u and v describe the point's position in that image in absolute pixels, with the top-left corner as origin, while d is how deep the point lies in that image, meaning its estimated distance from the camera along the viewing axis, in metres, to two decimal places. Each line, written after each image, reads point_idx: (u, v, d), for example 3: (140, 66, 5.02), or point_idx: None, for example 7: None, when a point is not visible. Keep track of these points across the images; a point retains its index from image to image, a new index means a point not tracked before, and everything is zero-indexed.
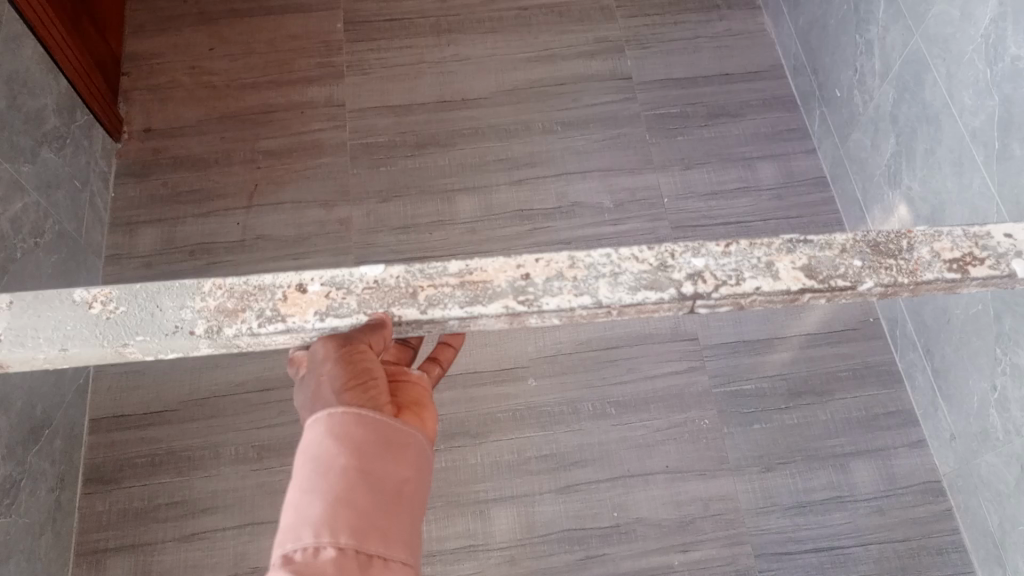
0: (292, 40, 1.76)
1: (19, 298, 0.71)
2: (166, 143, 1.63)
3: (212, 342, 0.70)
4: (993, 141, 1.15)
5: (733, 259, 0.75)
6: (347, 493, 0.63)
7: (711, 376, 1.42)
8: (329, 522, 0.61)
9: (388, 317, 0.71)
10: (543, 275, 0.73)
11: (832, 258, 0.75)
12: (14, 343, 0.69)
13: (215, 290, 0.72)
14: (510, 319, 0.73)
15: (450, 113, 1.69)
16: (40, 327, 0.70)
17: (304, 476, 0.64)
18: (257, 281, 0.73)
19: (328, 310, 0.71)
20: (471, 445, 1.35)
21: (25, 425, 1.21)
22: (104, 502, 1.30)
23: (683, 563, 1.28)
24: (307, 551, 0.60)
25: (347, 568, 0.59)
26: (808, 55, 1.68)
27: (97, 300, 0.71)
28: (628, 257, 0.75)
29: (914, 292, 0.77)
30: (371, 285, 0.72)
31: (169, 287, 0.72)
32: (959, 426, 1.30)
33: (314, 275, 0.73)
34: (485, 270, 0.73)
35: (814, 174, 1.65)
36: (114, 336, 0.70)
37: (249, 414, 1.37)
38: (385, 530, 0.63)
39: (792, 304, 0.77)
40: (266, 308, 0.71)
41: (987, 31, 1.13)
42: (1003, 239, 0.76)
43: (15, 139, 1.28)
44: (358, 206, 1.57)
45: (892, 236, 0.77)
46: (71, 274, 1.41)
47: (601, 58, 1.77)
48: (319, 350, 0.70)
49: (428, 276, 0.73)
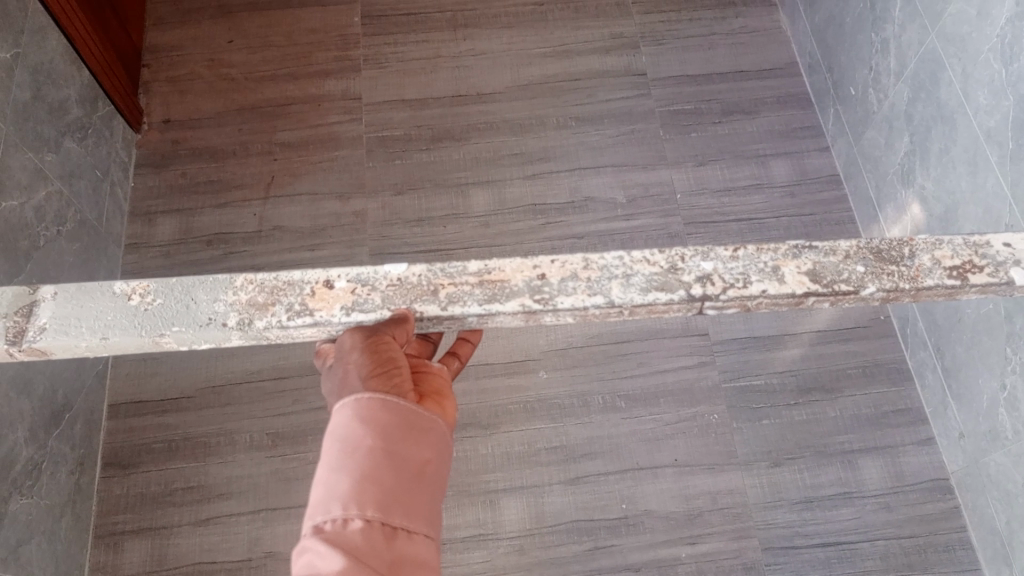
0: (310, 34, 1.78)
1: (63, 288, 0.74)
2: (185, 135, 1.65)
3: (244, 334, 0.72)
4: (1007, 141, 1.15)
5: (741, 264, 0.76)
6: (373, 470, 0.65)
7: (722, 371, 1.43)
8: (357, 496, 0.63)
9: (411, 312, 0.73)
10: (558, 276, 0.75)
11: (837, 264, 0.76)
12: (58, 331, 0.71)
13: (247, 284, 0.74)
14: (526, 316, 0.75)
15: (465, 108, 1.70)
16: (82, 317, 0.72)
17: (331, 454, 0.66)
18: (286, 277, 0.74)
19: (354, 306, 0.73)
20: (482, 436, 1.37)
21: (47, 409, 1.24)
22: (123, 486, 1.33)
23: (691, 556, 1.29)
24: (336, 522, 0.62)
25: (374, 540, 0.62)
26: (823, 53, 1.68)
27: (135, 292, 0.74)
28: (639, 259, 0.76)
29: (915, 298, 0.78)
30: (394, 283, 0.74)
31: (203, 280, 0.74)
32: (968, 425, 1.30)
33: (341, 271, 0.75)
34: (503, 270, 0.75)
35: (827, 172, 1.65)
36: (151, 326, 0.72)
37: (264, 403, 1.39)
38: (409, 506, 0.65)
39: (797, 307, 0.78)
40: (294, 302, 0.73)
41: (1003, 31, 1.13)
42: (1002, 248, 0.77)
43: (39, 129, 1.30)
44: (373, 199, 1.59)
45: (894, 243, 0.77)
46: (92, 261, 1.44)
47: (617, 53, 1.78)
48: (345, 341, 0.72)
49: (448, 275, 0.75)
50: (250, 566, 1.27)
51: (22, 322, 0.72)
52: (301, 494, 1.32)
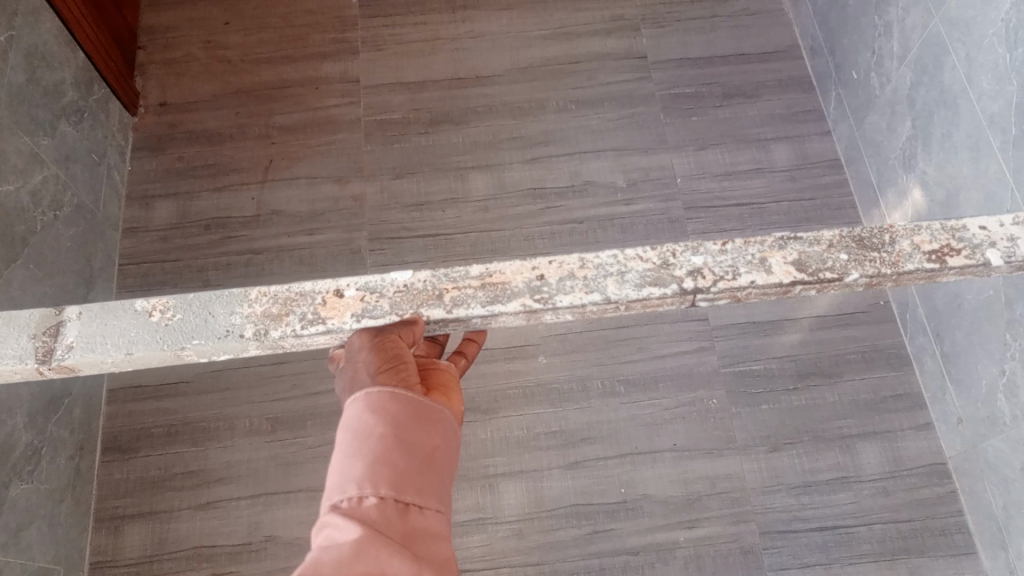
0: (307, 16, 1.76)
1: (87, 308, 0.74)
2: (181, 118, 1.63)
3: (260, 344, 0.72)
4: (1011, 127, 1.14)
5: (729, 257, 0.75)
6: (386, 453, 0.65)
7: (720, 357, 1.43)
8: (370, 475, 0.63)
9: (420, 316, 0.73)
10: (557, 276, 0.74)
11: (821, 253, 0.76)
12: (86, 348, 0.72)
13: (261, 296, 0.74)
14: (527, 316, 0.74)
15: (464, 90, 1.68)
16: (107, 333, 0.73)
17: (344, 443, 0.66)
18: (298, 287, 0.74)
19: (363, 313, 0.73)
20: (480, 421, 1.37)
21: (46, 394, 1.24)
22: (123, 471, 1.33)
23: (689, 540, 1.30)
24: (352, 501, 0.62)
25: (389, 515, 0.62)
26: (825, 36, 1.65)
27: (156, 309, 0.74)
28: (632, 256, 0.75)
29: (897, 282, 0.78)
30: (400, 289, 0.74)
31: (219, 294, 0.74)
32: (967, 410, 1.31)
33: (350, 280, 0.75)
34: (504, 272, 0.74)
35: (828, 156, 1.64)
36: (172, 340, 0.72)
37: (263, 387, 1.39)
38: (421, 485, 0.65)
39: (783, 296, 0.78)
40: (307, 312, 0.73)
41: (1008, 15, 1.11)
42: (979, 231, 0.76)
43: (35, 113, 1.29)
44: (373, 182, 1.58)
45: (875, 230, 0.77)
46: (89, 246, 1.43)
47: (617, 36, 1.76)
48: (354, 342, 0.72)
49: (451, 279, 0.74)
50: (249, 549, 1.27)
51: (50, 341, 0.73)
52: (301, 478, 1.33)
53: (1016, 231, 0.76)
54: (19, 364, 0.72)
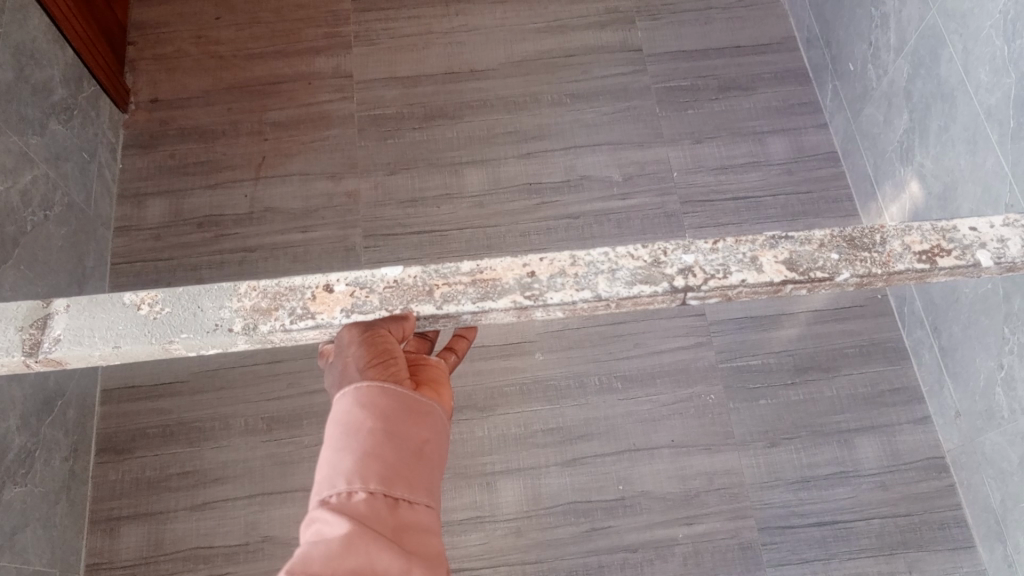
0: (299, 10, 1.74)
1: (75, 300, 0.73)
2: (172, 113, 1.62)
3: (250, 338, 0.71)
4: (1007, 120, 1.13)
5: (721, 255, 0.74)
6: (375, 448, 0.64)
7: (718, 351, 1.43)
8: (359, 470, 0.63)
9: (411, 312, 0.72)
10: (548, 273, 0.73)
11: (812, 252, 0.75)
12: (73, 341, 0.71)
13: (251, 291, 0.73)
14: (518, 313, 0.73)
15: (459, 84, 1.67)
16: (95, 327, 0.72)
17: (334, 437, 0.66)
18: (288, 282, 0.73)
19: (353, 307, 0.72)
20: (477, 418, 1.37)
21: (39, 396, 1.23)
22: (118, 470, 1.32)
23: (688, 536, 1.30)
24: (341, 496, 0.62)
25: (379, 509, 0.61)
26: (821, 28, 1.64)
27: (144, 302, 0.73)
28: (623, 254, 0.75)
29: (889, 283, 0.77)
30: (390, 284, 0.73)
31: (209, 288, 0.73)
32: (964, 403, 1.30)
33: (340, 275, 0.74)
34: (494, 269, 0.74)
35: (825, 148, 1.64)
36: (160, 334, 0.71)
37: (259, 386, 1.38)
38: (410, 478, 0.65)
39: (775, 295, 0.77)
40: (296, 306, 0.72)
41: (1004, 7, 1.10)
42: (969, 232, 0.76)
43: (24, 111, 1.28)
44: (367, 178, 1.56)
45: (866, 230, 0.76)
46: (81, 246, 1.41)
47: (612, 29, 1.74)
48: (343, 337, 0.71)
49: (441, 275, 0.74)
50: (247, 549, 1.27)
51: (37, 334, 0.72)
52: (298, 478, 1.32)
53: (1006, 232, 0.76)
54: (7, 357, 0.71)
